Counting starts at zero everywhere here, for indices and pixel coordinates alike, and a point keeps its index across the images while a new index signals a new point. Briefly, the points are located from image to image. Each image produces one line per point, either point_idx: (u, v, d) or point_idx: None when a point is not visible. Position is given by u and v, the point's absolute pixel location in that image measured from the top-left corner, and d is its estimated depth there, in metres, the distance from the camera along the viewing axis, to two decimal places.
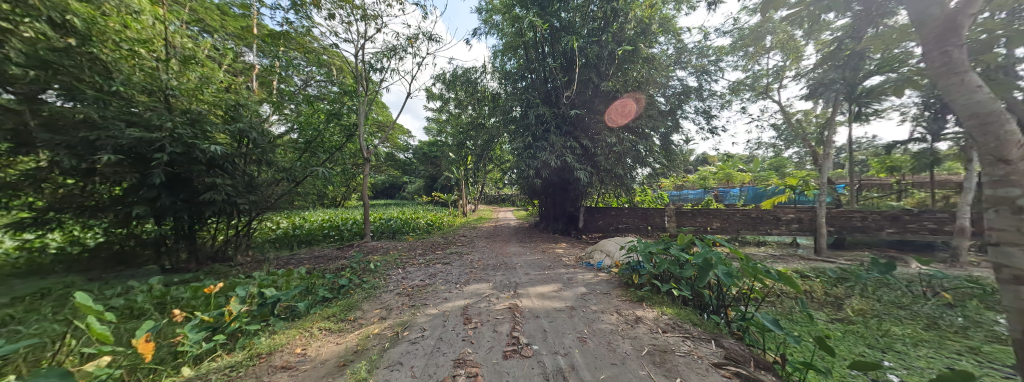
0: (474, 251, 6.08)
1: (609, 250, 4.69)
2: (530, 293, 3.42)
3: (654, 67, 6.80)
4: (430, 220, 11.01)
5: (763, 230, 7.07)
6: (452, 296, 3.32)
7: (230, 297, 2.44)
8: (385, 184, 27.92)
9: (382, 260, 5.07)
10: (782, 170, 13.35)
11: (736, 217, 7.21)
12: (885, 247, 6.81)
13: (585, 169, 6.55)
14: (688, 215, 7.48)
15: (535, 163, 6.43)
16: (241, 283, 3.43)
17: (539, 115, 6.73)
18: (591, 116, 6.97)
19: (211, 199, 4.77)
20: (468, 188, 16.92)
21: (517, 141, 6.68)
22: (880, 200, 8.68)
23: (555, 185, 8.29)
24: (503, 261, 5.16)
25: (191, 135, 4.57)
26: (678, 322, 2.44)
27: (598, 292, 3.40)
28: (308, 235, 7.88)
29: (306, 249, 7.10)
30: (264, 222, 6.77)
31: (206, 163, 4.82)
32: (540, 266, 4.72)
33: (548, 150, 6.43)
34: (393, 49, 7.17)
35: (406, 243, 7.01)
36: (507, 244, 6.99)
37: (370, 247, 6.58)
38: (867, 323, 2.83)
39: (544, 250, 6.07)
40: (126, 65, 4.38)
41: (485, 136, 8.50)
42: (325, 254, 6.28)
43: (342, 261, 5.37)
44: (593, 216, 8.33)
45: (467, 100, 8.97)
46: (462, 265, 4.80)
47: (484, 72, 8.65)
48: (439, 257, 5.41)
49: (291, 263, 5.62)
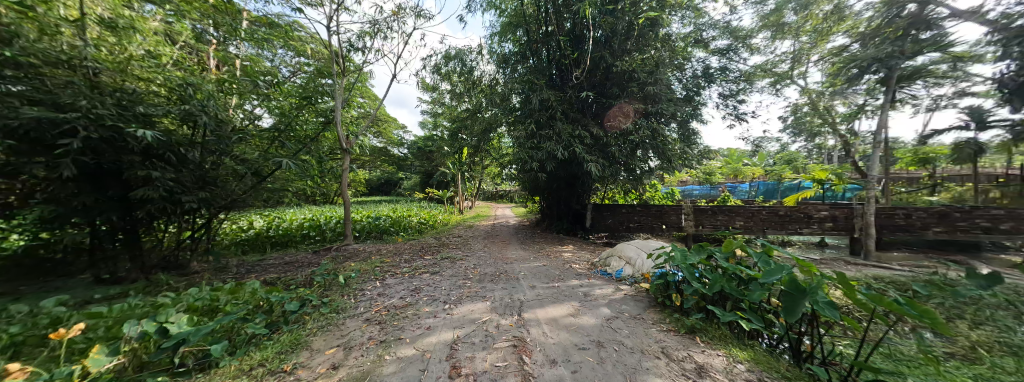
0: (470, 255, 5.33)
1: (630, 258, 3.94)
2: (539, 319, 2.64)
3: (672, 45, 6.04)
4: (422, 219, 10.22)
5: (793, 229, 6.34)
6: (438, 324, 2.52)
7: (96, 347, 1.65)
8: (380, 180, 27.14)
9: (361, 268, 4.28)
10: (795, 164, 12.71)
11: (763, 215, 6.47)
12: (928, 247, 6.13)
13: (596, 161, 5.74)
14: (708, 212, 6.76)
15: (540, 155, 5.65)
16: (163, 308, 2.63)
17: (543, 100, 5.94)
18: (602, 102, 6.17)
19: (146, 196, 3.91)
20: (465, 184, 16.15)
21: (518, 129, 5.90)
22: (911, 196, 8.00)
23: (560, 179, 7.52)
24: (503, 269, 4.38)
25: (116, 116, 3.65)
26: (763, 378, 1.67)
27: (627, 317, 2.63)
28: (285, 236, 7.05)
29: (279, 253, 6.28)
30: (229, 222, 5.93)
31: (142, 153, 3.94)
32: (547, 277, 3.94)
33: (554, 140, 5.65)
34: (377, 25, 6.33)
35: (394, 246, 6.21)
36: (507, 246, 6.24)
37: (350, 251, 5.76)
38: (1003, 367, 2.05)
39: (549, 254, 5.31)
40: (30, 29, 3.47)
41: (483, 125, 7.66)
42: (298, 260, 5.47)
43: (316, 269, 4.58)
44: (601, 214, 7.59)
45: (463, 86, 8.16)
46: (455, 276, 4.01)
47: (481, 55, 7.72)
48: (429, 264, 4.62)
49: (254, 271, 4.81)
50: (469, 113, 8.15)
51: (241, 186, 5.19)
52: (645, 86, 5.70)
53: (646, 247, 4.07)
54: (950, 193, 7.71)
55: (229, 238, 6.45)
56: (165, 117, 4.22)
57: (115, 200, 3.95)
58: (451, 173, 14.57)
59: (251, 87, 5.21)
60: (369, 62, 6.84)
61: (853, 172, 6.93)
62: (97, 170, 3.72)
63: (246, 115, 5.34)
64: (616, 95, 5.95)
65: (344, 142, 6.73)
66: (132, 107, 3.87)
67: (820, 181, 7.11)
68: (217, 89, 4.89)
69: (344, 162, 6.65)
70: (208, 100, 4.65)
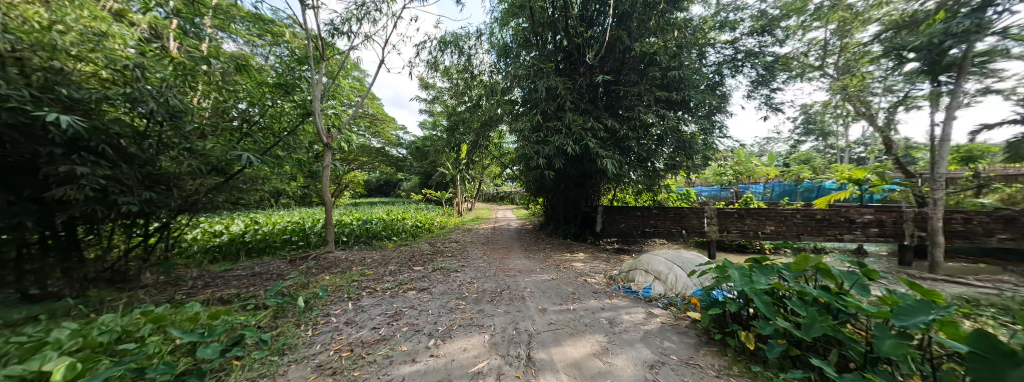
0: (466, 265, 4.61)
1: (659, 272, 3.26)
2: (557, 365, 1.92)
3: (696, 26, 5.34)
4: (418, 221, 9.55)
5: (832, 236, 5.62)
6: (416, 376, 1.80)
7: None
8: (379, 182, 26.56)
9: (334, 284, 3.55)
10: (814, 163, 11.98)
11: (797, 219, 5.75)
12: (987, 256, 5.39)
13: (612, 157, 5.01)
14: (733, 216, 6.07)
15: (547, 150, 4.98)
16: (44, 350, 1.93)
17: (550, 88, 5.24)
18: (618, 90, 5.43)
19: (68, 197, 3.16)
20: (465, 185, 15.49)
21: (522, 121, 5.22)
22: (953, 197, 7.29)
23: (568, 179, 6.82)
24: (505, 284, 3.67)
25: (29, 99, 2.92)
26: None
27: (677, 363, 1.91)
28: (262, 241, 6.34)
29: (253, 261, 5.56)
30: (193, 226, 5.22)
31: (67, 145, 3.20)
32: (559, 295, 3.23)
33: (563, 133, 4.95)
34: (363, 6, 5.67)
35: (381, 254, 5.49)
36: (509, 253, 5.54)
37: (330, 260, 5.04)
38: None
39: (558, 264, 4.61)
40: None
41: (482, 119, 6.94)
42: (267, 271, 4.75)
43: (283, 283, 3.87)
44: (614, 218, 6.82)
45: (461, 77, 7.47)
46: (446, 294, 3.29)
47: (480, 42, 7.01)
48: (418, 278, 3.91)
49: (212, 285, 4.11)
50: (467, 107, 7.46)
51: (202, 186, 4.49)
52: (666, 72, 4.96)
53: (681, 260, 3.36)
54: (999, 195, 6.96)
55: (198, 244, 5.76)
56: (105, 104, 3.53)
57: (32, 202, 3.16)
58: (450, 174, 13.94)
59: (224, 76, 4.64)
60: (355, 49, 6.14)
61: (895, 171, 6.22)
62: (3, 163, 2.94)
63: (216, 105, 4.64)
64: (635, 82, 5.22)
65: (323, 136, 5.93)
66: (55, 89, 3.14)
67: (857, 181, 6.47)
68: (174, 73, 4.20)
69: (324, 159, 5.83)
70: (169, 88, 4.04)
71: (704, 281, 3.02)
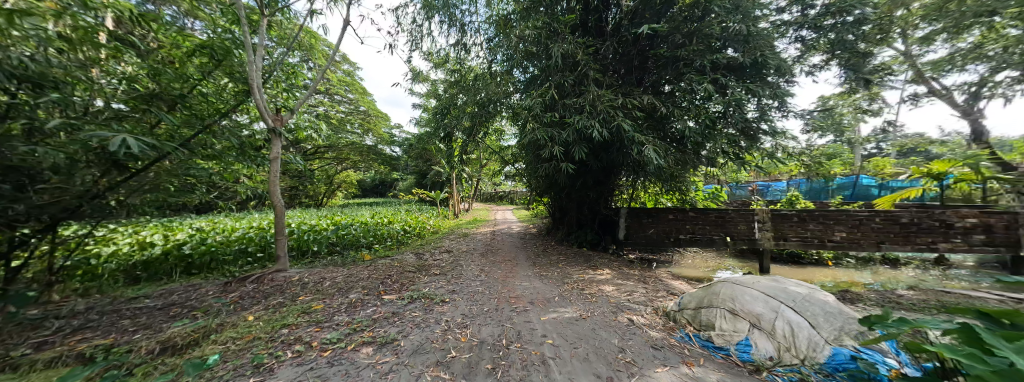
0: (457, 292, 3.38)
1: (757, 317, 2.06)
2: None
3: None
4: (407, 225, 8.33)
5: (923, 244, 4.45)
6: None
7: None
8: (374, 182, 25.38)
9: (249, 336, 2.30)
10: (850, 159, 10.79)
11: (876, 223, 4.58)
12: None
13: (652, 144, 3.80)
14: (792, 220, 4.88)
15: (565, 134, 3.82)
16: None
17: (567, 55, 4.03)
18: (656, 57, 4.18)
19: None
20: (461, 185, 14.28)
21: (531, 99, 3.98)
22: None
23: (585, 175, 5.62)
24: (513, 329, 2.46)
25: None
26: None
27: None
28: (205, 255, 5.04)
29: (183, 282, 4.30)
30: (97, 239, 3.95)
31: None
32: (604, 357, 2.00)
33: (587, 111, 3.75)
34: None
35: (349, 272, 4.26)
36: (515, 271, 4.32)
37: (277, 284, 3.80)
38: None
39: (584, 289, 3.39)
40: None
41: (478, 102, 5.71)
42: (187, 300, 3.48)
43: (188, 326, 2.64)
44: (640, 222, 5.56)
45: (454, 53, 6.20)
46: (421, 355, 2.06)
47: (476, 8, 5.72)
48: (385, 318, 2.67)
49: (90, 328, 2.84)
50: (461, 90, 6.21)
51: (97, 182, 3.27)
52: (723, 26, 3.73)
53: (784, 293, 2.17)
54: None
55: (118, 259, 4.51)
56: None
57: None
58: (445, 172, 12.74)
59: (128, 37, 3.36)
60: (316, 12, 4.84)
61: (991, 164, 5.03)
62: None
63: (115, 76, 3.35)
64: (680, 45, 3.94)
65: (269, 118, 4.42)
66: None
67: (937, 176, 5.34)
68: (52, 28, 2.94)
69: (273, 150, 4.53)
70: (26, 45, 2.73)
71: (843, 337, 1.83)
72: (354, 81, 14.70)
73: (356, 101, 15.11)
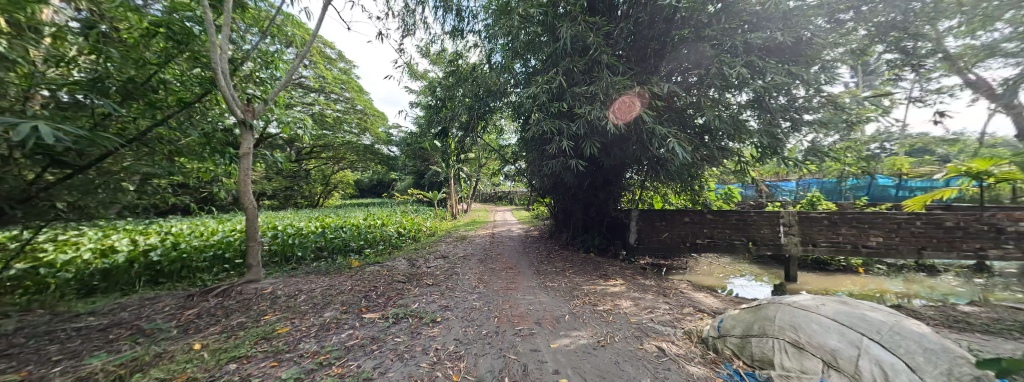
0: (451, 309, 2.90)
1: (832, 354, 1.61)
2: None
3: None
4: (402, 228, 7.85)
5: (970, 251, 4.00)
6: None
7: None
8: (372, 182, 24.85)
9: (183, 376, 1.82)
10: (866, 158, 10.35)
11: (916, 227, 4.13)
12: None
13: (673, 138, 3.34)
14: (822, 223, 4.43)
15: (574, 126, 3.37)
16: None
17: (576, 38, 3.57)
18: (676, 42, 3.71)
19: None
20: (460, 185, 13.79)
21: (535, 87, 3.52)
22: None
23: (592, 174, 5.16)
24: (517, 362, 1.98)
25: None
26: None
27: None
28: (175, 262, 4.57)
29: (144, 294, 3.83)
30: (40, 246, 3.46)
31: None
32: None
33: (599, 101, 3.30)
34: None
35: (331, 283, 3.79)
36: (518, 282, 3.86)
37: (246, 297, 3.32)
38: None
39: (598, 307, 2.92)
40: None
41: (477, 95, 5.23)
42: (138, 317, 3.00)
43: (121, 355, 2.17)
44: (653, 225, 5.11)
45: (451, 42, 5.71)
46: None
47: None
48: (360, 347, 2.19)
49: (9, 354, 2.36)
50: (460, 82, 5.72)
51: (28, 180, 2.78)
52: (754, 4, 3.30)
53: (862, 322, 1.73)
54: None
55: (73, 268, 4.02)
56: None
57: None
58: (444, 172, 12.24)
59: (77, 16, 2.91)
60: None
61: None
62: None
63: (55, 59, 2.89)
64: (705, 27, 3.47)
65: (239, 110, 3.91)
66: None
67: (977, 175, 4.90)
68: None
69: (245, 146, 4.03)
70: None
71: None
72: (352, 79, 14.11)
73: (353, 100, 14.36)
